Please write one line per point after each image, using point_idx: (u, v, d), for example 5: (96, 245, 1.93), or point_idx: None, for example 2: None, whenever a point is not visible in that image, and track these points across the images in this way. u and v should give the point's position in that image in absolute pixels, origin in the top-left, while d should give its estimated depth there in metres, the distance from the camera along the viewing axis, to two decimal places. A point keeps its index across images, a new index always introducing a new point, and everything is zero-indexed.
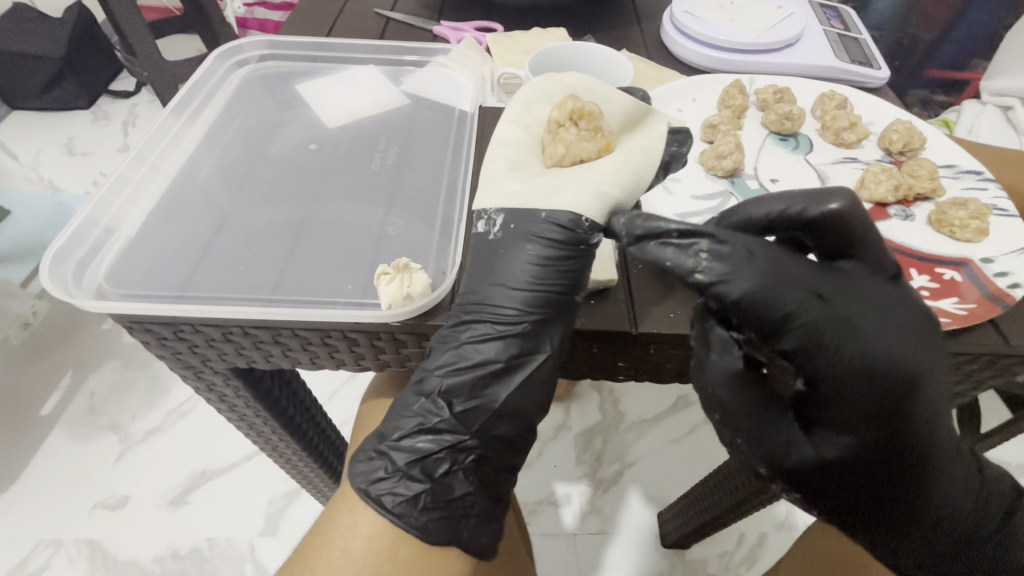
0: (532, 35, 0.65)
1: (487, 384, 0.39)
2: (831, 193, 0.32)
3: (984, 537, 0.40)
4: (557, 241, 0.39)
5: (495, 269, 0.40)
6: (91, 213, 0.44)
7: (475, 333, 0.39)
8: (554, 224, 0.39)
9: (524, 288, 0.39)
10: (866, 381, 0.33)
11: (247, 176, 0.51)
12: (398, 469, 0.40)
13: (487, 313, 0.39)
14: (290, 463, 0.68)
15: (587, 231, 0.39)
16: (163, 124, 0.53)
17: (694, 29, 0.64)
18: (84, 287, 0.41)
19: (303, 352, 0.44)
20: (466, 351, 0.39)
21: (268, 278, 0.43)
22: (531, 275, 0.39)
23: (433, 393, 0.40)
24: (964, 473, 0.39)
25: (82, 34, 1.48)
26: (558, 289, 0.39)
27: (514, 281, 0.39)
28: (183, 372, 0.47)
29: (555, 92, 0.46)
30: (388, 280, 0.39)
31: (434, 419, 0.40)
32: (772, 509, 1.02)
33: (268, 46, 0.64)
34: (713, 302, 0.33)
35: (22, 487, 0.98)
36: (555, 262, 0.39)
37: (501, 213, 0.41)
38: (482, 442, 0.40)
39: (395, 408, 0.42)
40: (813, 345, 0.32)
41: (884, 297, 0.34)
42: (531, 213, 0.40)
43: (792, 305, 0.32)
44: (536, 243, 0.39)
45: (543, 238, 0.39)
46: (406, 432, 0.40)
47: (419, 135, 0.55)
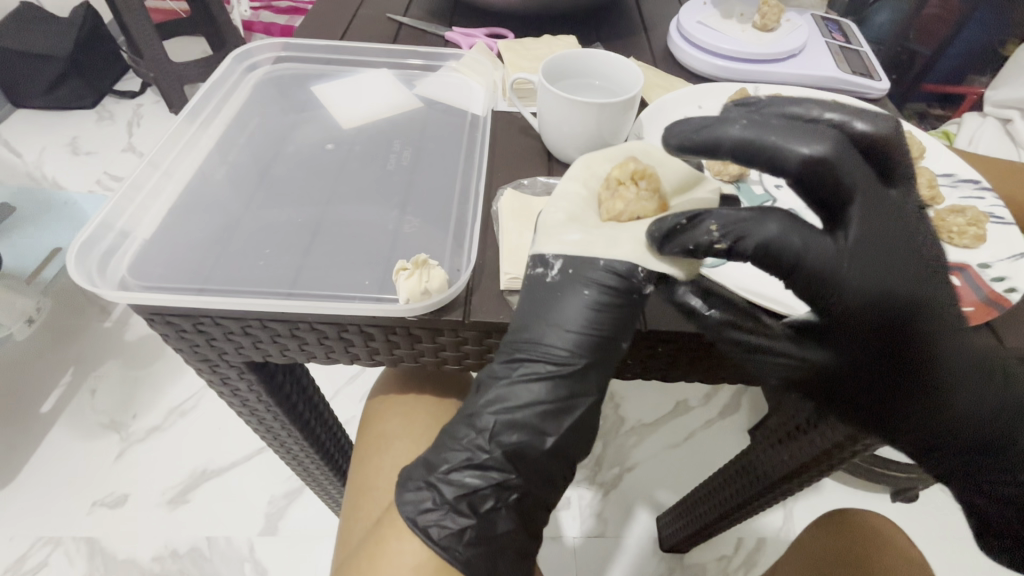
0: (542, 42, 0.65)
1: (540, 424, 0.41)
2: (869, 115, 0.35)
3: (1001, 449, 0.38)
4: (613, 287, 0.39)
5: (550, 310, 0.40)
6: (108, 216, 0.45)
7: (527, 375, 0.40)
8: (607, 272, 0.39)
9: (579, 333, 0.40)
10: (879, 301, 0.36)
11: (264, 174, 0.52)
12: (446, 501, 0.41)
13: (542, 355, 0.40)
14: (299, 462, 0.69)
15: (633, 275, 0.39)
16: (178, 129, 0.54)
17: (699, 38, 0.66)
18: (108, 278, 0.42)
19: (318, 347, 0.45)
20: (518, 391, 0.40)
21: (287, 272, 0.44)
22: (586, 320, 0.40)
23: (486, 430, 0.41)
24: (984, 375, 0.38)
25: (89, 34, 1.49)
26: (609, 332, 0.40)
27: (566, 325, 0.40)
28: (199, 365, 0.48)
29: (616, 153, 0.45)
30: (407, 275, 0.40)
31: (482, 454, 0.41)
32: (770, 514, 1.03)
33: (285, 50, 0.65)
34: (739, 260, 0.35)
35: (22, 485, 0.98)
36: (610, 306, 0.39)
37: (559, 258, 0.41)
38: (521, 476, 0.42)
39: (444, 438, 0.44)
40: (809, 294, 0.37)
41: (900, 222, 0.36)
42: (589, 259, 0.40)
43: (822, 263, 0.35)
44: (594, 289, 0.39)
45: (599, 284, 0.39)
46: (454, 465, 0.42)
47: (432, 137, 0.57)
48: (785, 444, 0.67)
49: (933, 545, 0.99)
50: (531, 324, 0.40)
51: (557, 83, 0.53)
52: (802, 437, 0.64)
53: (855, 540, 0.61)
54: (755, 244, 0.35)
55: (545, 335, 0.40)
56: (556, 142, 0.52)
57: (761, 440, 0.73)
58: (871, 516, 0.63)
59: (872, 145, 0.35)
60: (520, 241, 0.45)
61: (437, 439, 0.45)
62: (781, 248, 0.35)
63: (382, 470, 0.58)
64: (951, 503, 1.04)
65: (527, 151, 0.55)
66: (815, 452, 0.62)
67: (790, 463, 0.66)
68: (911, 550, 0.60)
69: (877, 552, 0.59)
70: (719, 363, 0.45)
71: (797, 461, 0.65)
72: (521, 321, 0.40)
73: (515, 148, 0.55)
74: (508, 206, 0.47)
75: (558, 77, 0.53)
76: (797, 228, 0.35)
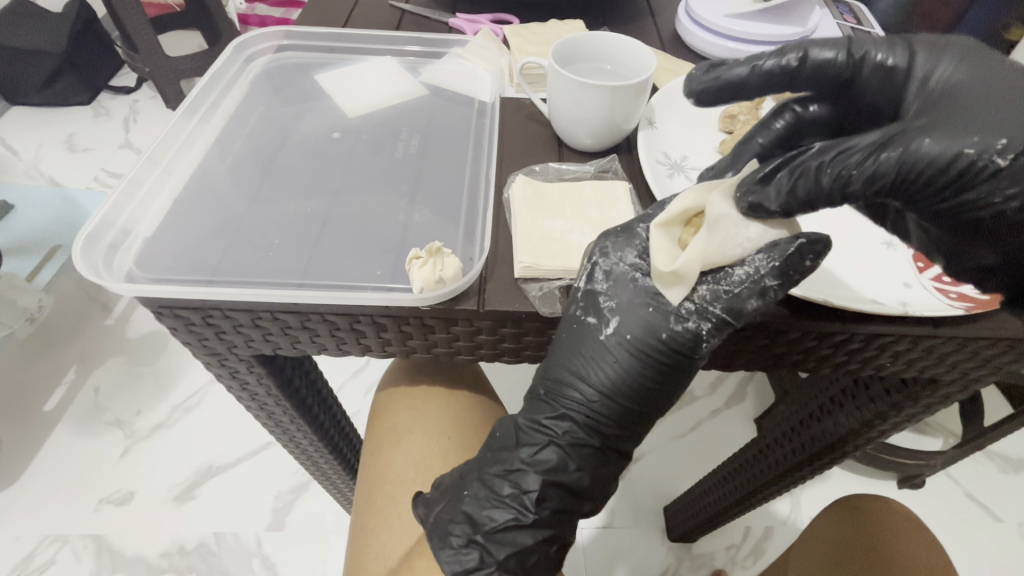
0: (549, 27, 0.64)
1: (574, 477, 0.41)
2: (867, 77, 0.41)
3: None
4: (664, 360, 0.38)
5: (608, 360, 0.39)
6: (108, 214, 0.43)
7: (574, 433, 0.40)
8: (666, 338, 0.37)
9: (622, 402, 0.40)
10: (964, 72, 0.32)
11: (270, 164, 0.51)
12: (492, 559, 0.41)
13: (592, 410, 0.40)
14: (307, 457, 0.68)
15: (705, 319, 0.37)
16: (176, 123, 0.52)
17: (708, 19, 0.64)
18: (114, 271, 0.41)
19: (330, 339, 0.44)
20: (560, 449, 0.40)
21: (297, 263, 0.43)
22: (634, 388, 0.39)
23: (528, 491, 0.40)
24: None
25: (84, 28, 1.47)
26: (656, 391, 0.39)
27: (613, 388, 0.39)
28: (207, 359, 0.48)
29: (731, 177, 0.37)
30: (421, 264, 0.39)
31: (534, 514, 0.40)
32: (778, 503, 1.03)
33: (287, 38, 0.64)
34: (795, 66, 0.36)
35: (26, 483, 0.98)
36: (658, 378, 0.39)
37: (615, 317, 0.39)
38: (559, 524, 0.42)
39: (475, 491, 0.42)
40: (946, 112, 0.30)
41: None
42: (646, 322, 0.38)
43: (930, 75, 0.33)
44: (646, 361, 0.38)
45: (653, 357, 0.38)
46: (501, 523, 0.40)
47: (438, 125, 0.56)
48: (794, 435, 0.68)
49: (944, 532, 0.99)
50: (580, 380, 0.39)
51: (568, 67, 0.51)
52: (818, 422, 0.63)
53: (871, 532, 0.59)
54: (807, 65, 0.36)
55: (597, 392, 0.39)
56: (567, 129, 0.51)
57: (769, 432, 0.73)
58: (888, 506, 0.62)
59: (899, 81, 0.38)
60: (534, 228, 0.44)
61: (472, 489, 0.42)
62: (829, 66, 0.36)
63: (390, 470, 0.57)
64: (957, 488, 1.04)
65: (537, 139, 0.54)
66: (830, 438, 0.61)
67: (802, 451, 0.66)
68: (930, 544, 0.58)
69: (894, 545, 0.58)
70: (730, 356, 0.45)
71: (810, 449, 0.65)
72: (570, 374, 0.40)
73: (525, 135, 0.54)
74: (521, 193, 0.46)
75: (569, 61, 0.52)
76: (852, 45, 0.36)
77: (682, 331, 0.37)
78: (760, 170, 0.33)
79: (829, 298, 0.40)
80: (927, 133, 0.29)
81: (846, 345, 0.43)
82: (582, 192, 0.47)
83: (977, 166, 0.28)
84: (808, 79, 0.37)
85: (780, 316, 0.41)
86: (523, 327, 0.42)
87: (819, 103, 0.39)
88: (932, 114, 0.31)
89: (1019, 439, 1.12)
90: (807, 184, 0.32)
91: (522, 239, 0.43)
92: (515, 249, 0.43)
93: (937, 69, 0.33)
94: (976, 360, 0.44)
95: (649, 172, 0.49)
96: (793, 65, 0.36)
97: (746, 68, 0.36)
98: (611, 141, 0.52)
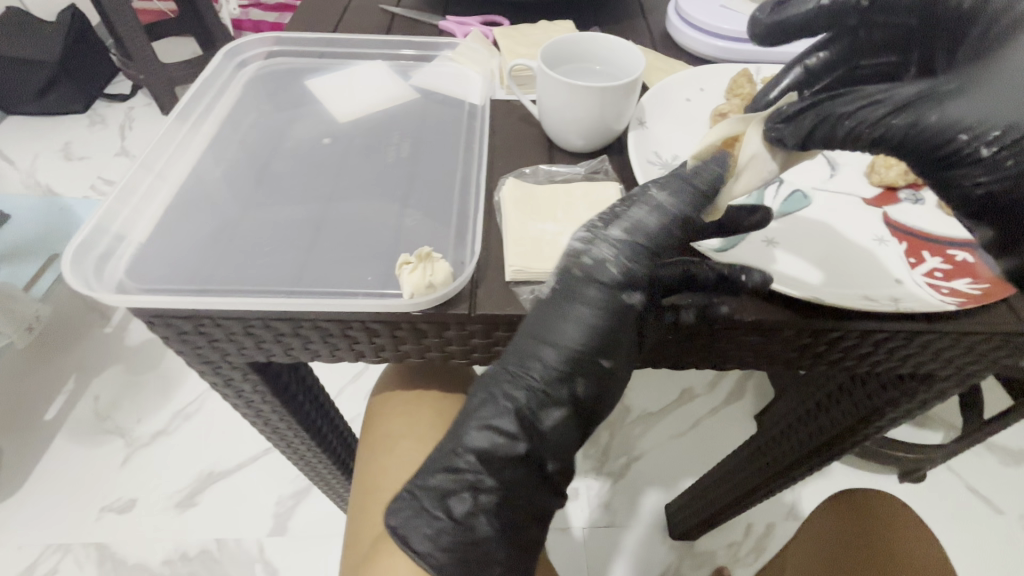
0: (539, 27, 0.64)
1: None
2: None
3: None
4: (598, 296, 0.34)
5: (558, 308, 0.34)
6: (102, 221, 0.43)
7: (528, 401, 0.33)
8: (607, 259, 0.34)
9: (556, 364, 0.33)
10: None
11: (262, 171, 0.51)
12: None
13: (546, 364, 0.33)
14: (305, 461, 0.68)
15: (649, 215, 0.34)
16: (170, 129, 0.52)
17: (697, 17, 0.64)
18: (106, 282, 0.41)
19: (323, 345, 0.44)
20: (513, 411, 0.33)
21: (289, 270, 0.43)
22: (568, 339, 0.33)
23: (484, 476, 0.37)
24: None
25: (79, 36, 1.47)
26: (597, 342, 0.34)
27: (551, 344, 0.34)
28: (201, 367, 0.48)
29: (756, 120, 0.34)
30: (410, 270, 0.39)
31: (489, 490, 0.34)
32: (779, 499, 1.03)
33: (278, 44, 0.64)
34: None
35: (28, 493, 0.98)
36: (592, 322, 0.33)
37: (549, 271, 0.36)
38: None
39: None
40: (987, 67, 0.24)
41: None
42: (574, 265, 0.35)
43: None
44: (579, 300, 0.34)
45: (585, 294, 0.34)
46: (458, 508, 0.34)
47: (429, 128, 0.56)
48: (791, 431, 0.68)
49: (945, 525, 0.99)
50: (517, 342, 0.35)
51: (558, 69, 0.51)
52: (816, 418, 0.63)
53: (865, 532, 0.59)
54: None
55: (553, 348, 0.34)
56: (557, 130, 0.51)
57: (767, 428, 0.73)
58: (880, 502, 0.62)
59: None
60: (524, 231, 0.44)
61: None
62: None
63: (387, 472, 0.57)
64: (957, 481, 1.04)
65: (528, 141, 0.54)
66: (828, 433, 0.61)
67: (801, 447, 0.66)
68: (923, 540, 0.58)
69: (888, 545, 0.58)
70: (724, 354, 0.45)
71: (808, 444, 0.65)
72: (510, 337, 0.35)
73: (516, 137, 0.54)
74: (511, 196, 0.46)
75: (559, 62, 0.52)
76: None
77: (621, 239, 0.34)
78: (792, 106, 0.30)
79: (820, 296, 0.40)
80: (949, 99, 0.24)
81: (839, 342, 0.43)
82: (573, 193, 0.47)
83: (965, 148, 0.23)
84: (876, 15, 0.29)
85: (769, 314, 0.41)
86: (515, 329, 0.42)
87: (833, 45, 0.31)
88: (974, 68, 0.24)
89: (1020, 431, 1.12)
90: (815, 137, 0.29)
91: (515, 242, 0.43)
92: (507, 253, 0.43)
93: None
94: (970, 355, 0.44)
95: (640, 172, 0.49)
96: (863, 1, 0.29)
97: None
98: (602, 141, 0.52)
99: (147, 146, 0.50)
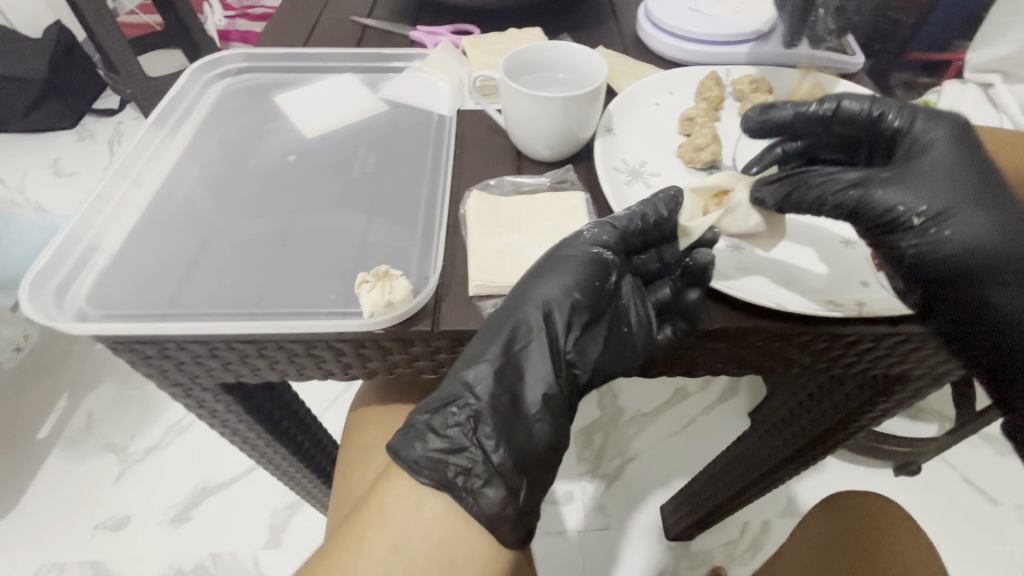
0: (507, 36, 0.63)
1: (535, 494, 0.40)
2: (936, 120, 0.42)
3: (981, 266, 0.39)
4: (589, 248, 0.43)
5: (559, 262, 0.42)
6: (76, 230, 0.44)
7: (524, 331, 0.41)
8: (588, 233, 0.43)
9: (554, 304, 0.41)
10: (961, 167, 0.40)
11: (230, 188, 0.51)
12: None
13: (545, 301, 0.41)
14: (287, 475, 0.68)
15: (630, 216, 0.43)
16: (147, 135, 0.53)
17: (667, 21, 0.64)
18: (66, 310, 0.40)
19: (290, 365, 0.44)
20: (512, 340, 0.40)
21: (251, 291, 0.43)
22: (562, 284, 0.41)
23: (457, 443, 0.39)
24: (985, 221, 0.39)
25: (65, 52, 1.46)
26: (585, 287, 0.42)
27: (552, 287, 0.41)
28: (172, 390, 0.47)
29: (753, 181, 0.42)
30: (369, 288, 0.39)
31: (477, 402, 0.39)
32: (775, 497, 1.02)
33: (246, 59, 0.64)
34: (829, 105, 0.43)
35: (22, 512, 0.97)
36: (585, 268, 0.42)
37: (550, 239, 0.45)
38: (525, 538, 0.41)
39: None
40: (907, 181, 0.40)
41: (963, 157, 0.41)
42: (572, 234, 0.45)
43: (927, 157, 0.41)
44: (576, 250, 0.42)
45: (580, 245, 0.43)
46: (447, 421, 0.39)
47: (396, 141, 0.55)
48: (775, 431, 0.68)
49: (942, 518, 0.99)
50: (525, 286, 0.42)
51: (521, 79, 0.51)
52: (801, 416, 0.62)
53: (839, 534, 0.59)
54: (838, 112, 0.43)
55: (548, 297, 0.41)
56: (523, 141, 0.51)
57: (750, 430, 0.73)
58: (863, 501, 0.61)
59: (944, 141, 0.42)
60: (488, 244, 0.44)
61: None
62: (858, 116, 0.43)
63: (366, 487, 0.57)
64: (952, 473, 1.04)
65: (496, 151, 0.54)
66: (811, 433, 0.61)
67: (785, 447, 0.66)
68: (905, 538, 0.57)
69: (859, 545, 0.57)
70: (694, 361, 0.45)
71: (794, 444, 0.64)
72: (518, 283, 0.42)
73: (484, 148, 0.54)
74: (475, 209, 0.46)
75: (522, 72, 0.51)
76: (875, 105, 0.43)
77: (603, 224, 0.43)
78: (775, 175, 0.42)
79: (782, 303, 0.40)
80: (887, 189, 0.39)
81: (811, 345, 0.43)
82: (537, 204, 0.47)
83: (900, 218, 0.39)
84: (838, 123, 0.43)
85: (734, 322, 0.41)
86: None
87: (797, 142, 0.46)
88: (902, 170, 0.40)
89: None
90: (797, 199, 0.40)
91: (478, 257, 0.43)
92: (471, 269, 0.43)
93: (931, 134, 0.42)
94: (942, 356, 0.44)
95: (606, 180, 0.49)
96: (826, 114, 0.43)
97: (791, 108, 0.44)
98: (569, 150, 0.52)
99: (122, 153, 0.51)
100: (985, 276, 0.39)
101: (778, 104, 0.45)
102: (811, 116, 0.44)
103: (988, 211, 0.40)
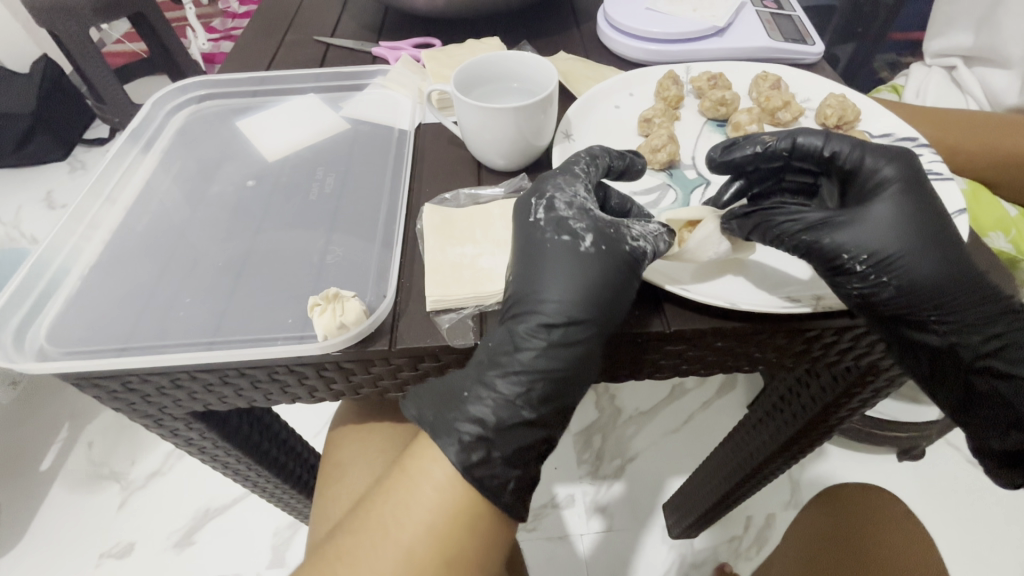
0: (466, 47, 0.63)
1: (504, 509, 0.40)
2: (900, 154, 0.41)
3: (921, 310, 0.39)
4: (628, 264, 0.40)
5: (613, 275, 0.39)
6: (40, 262, 0.46)
7: (571, 331, 0.40)
8: (636, 247, 0.40)
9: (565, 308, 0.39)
10: (917, 210, 0.40)
11: (191, 218, 0.51)
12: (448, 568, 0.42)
13: (592, 309, 0.39)
14: (273, 494, 0.68)
15: (661, 241, 0.41)
16: (118, 156, 0.55)
17: (624, 23, 0.64)
18: (27, 350, 0.41)
19: (256, 391, 0.44)
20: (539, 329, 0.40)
21: (210, 320, 0.43)
22: (578, 295, 0.39)
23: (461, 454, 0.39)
24: (939, 265, 0.39)
25: (52, 85, 1.47)
26: (618, 300, 0.39)
27: (568, 295, 0.39)
28: (144, 422, 0.47)
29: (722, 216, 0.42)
30: (320, 311, 0.39)
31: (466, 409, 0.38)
32: (777, 488, 1.01)
33: (209, 86, 0.64)
34: (786, 143, 0.43)
35: (28, 546, 0.98)
36: (617, 285, 0.39)
37: (589, 232, 0.41)
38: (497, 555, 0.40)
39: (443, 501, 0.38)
40: (857, 220, 0.40)
41: (926, 200, 0.40)
42: (617, 237, 0.40)
43: (883, 194, 0.40)
44: (625, 265, 0.40)
45: (623, 260, 0.40)
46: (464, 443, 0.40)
47: (358, 160, 0.56)
48: (759, 428, 0.68)
49: (950, 502, 0.96)
50: (543, 298, 0.40)
51: (473, 91, 0.51)
52: (779, 415, 0.63)
53: (821, 529, 0.59)
54: (793, 150, 0.43)
55: (552, 301, 0.40)
56: (480, 152, 0.51)
57: (741, 426, 0.73)
58: (838, 494, 0.61)
59: (906, 173, 0.40)
60: (443, 258, 0.44)
61: None
62: (812, 153, 0.43)
63: (340, 498, 0.58)
64: (958, 456, 1.00)
65: (458, 163, 0.54)
66: (792, 429, 0.61)
67: (767, 447, 0.66)
68: (886, 528, 0.56)
69: (845, 538, 0.57)
70: (657, 365, 0.45)
71: (775, 442, 0.64)
72: (524, 288, 0.40)
73: (445, 160, 0.54)
74: (430, 223, 0.46)
75: (475, 84, 0.52)
76: (832, 140, 0.42)
77: (646, 241, 0.41)
78: (742, 209, 0.42)
79: (735, 302, 0.40)
80: (836, 231, 0.39)
81: (771, 342, 0.43)
82: (491, 213, 0.47)
83: (847, 263, 0.39)
84: (794, 159, 0.43)
85: (696, 326, 0.41)
86: (441, 360, 0.42)
87: (742, 178, 0.47)
88: (853, 214, 0.40)
89: None
90: (762, 232, 0.41)
91: (433, 272, 0.43)
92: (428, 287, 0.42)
93: (885, 175, 0.41)
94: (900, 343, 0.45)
95: None
96: (784, 152, 0.43)
97: (753, 148, 0.43)
98: (525, 158, 0.52)
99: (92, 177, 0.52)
100: (930, 318, 0.40)
101: (741, 143, 0.44)
102: (768, 154, 0.43)
103: (949, 252, 0.39)
